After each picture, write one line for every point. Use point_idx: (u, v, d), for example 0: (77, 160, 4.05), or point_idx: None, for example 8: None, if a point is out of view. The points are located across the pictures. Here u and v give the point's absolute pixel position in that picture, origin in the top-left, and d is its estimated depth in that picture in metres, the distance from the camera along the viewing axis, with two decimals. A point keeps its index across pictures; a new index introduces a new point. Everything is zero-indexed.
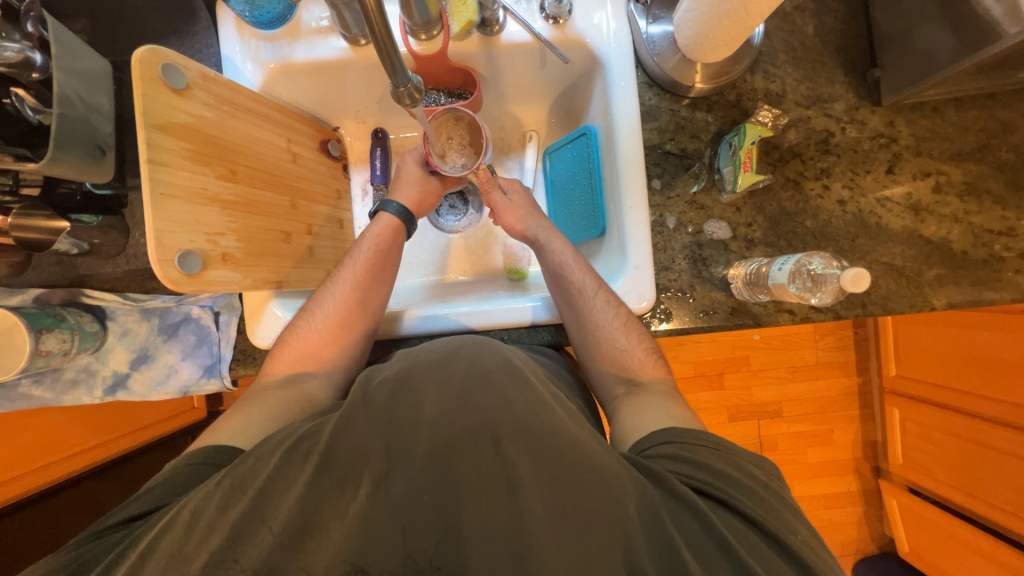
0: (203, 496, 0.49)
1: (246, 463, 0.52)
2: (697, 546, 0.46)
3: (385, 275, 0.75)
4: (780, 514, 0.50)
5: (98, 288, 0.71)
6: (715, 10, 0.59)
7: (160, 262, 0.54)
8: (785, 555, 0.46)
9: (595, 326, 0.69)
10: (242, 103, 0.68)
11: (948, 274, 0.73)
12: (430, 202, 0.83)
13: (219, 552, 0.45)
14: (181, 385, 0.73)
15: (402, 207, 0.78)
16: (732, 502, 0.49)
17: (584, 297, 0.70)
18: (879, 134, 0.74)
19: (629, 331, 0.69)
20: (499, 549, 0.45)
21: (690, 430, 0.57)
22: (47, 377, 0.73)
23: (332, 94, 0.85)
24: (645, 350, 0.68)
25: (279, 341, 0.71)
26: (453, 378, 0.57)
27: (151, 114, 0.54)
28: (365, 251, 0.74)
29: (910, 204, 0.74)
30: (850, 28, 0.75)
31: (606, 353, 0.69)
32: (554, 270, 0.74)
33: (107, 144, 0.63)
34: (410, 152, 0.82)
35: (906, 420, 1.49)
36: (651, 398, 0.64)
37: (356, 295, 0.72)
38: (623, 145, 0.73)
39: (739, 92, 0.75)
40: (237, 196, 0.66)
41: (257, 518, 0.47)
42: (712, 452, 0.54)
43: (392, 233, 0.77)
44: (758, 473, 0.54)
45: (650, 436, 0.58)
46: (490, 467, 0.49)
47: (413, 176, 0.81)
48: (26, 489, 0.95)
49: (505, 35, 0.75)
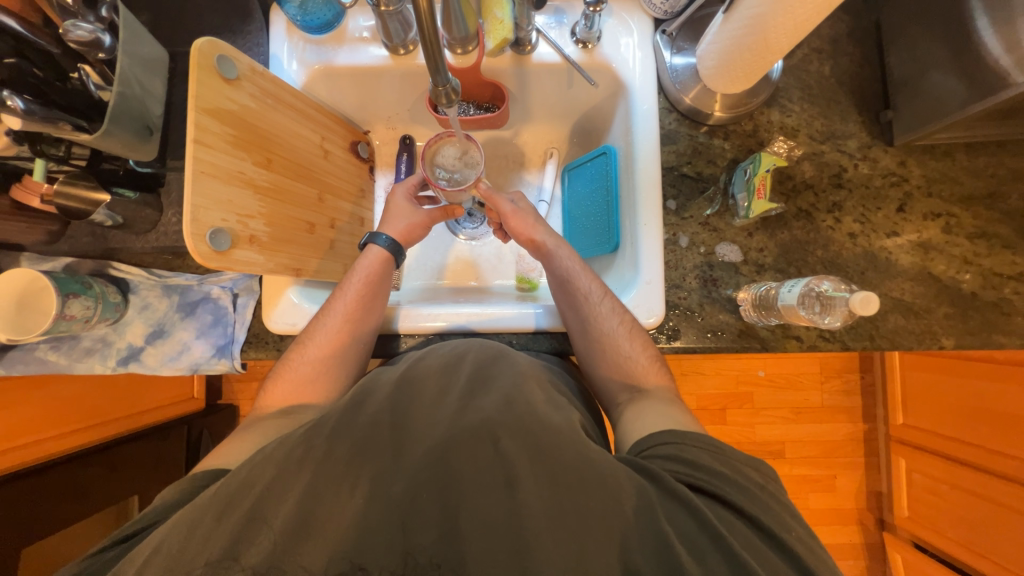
0: (199, 507, 0.46)
1: (241, 472, 0.49)
2: (695, 544, 0.44)
3: (376, 308, 0.73)
4: (784, 515, 0.49)
5: (124, 262, 0.76)
6: (737, 44, 0.63)
7: (193, 236, 0.56)
8: (783, 554, 0.45)
9: (600, 332, 0.70)
10: (284, 98, 0.72)
11: (956, 312, 0.74)
12: (418, 233, 0.82)
13: (222, 551, 0.42)
14: (192, 363, 0.74)
15: (390, 239, 0.78)
16: (729, 500, 0.48)
17: (590, 301, 0.71)
18: (891, 173, 0.77)
19: (633, 337, 0.69)
20: (497, 546, 0.43)
21: (692, 433, 0.56)
22: (64, 343, 0.76)
23: (367, 98, 0.89)
24: (649, 358, 0.68)
25: (273, 375, 0.69)
26: (456, 385, 0.58)
27: (202, 98, 0.58)
28: (355, 284, 0.73)
29: (920, 243, 0.75)
30: (865, 71, 0.79)
31: (611, 360, 0.69)
32: (560, 275, 0.75)
33: (155, 125, 0.67)
34: (398, 187, 0.83)
35: (913, 470, 1.45)
36: (656, 403, 0.63)
37: (348, 328, 0.70)
38: (641, 164, 0.76)
39: (756, 123, 0.78)
40: (269, 182, 0.69)
41: (257, 510, 0.45)
42: (713, 454, 0.53)
43: (381, 266, 0.77)
44: (760, 478, 0.53)
45: (649, 437, 0.57)
46: (490, 465, 0.48)
47: (403, 209, 0.81)
48: (9, 465, 0.92)
49: (536, 56, 0.80)
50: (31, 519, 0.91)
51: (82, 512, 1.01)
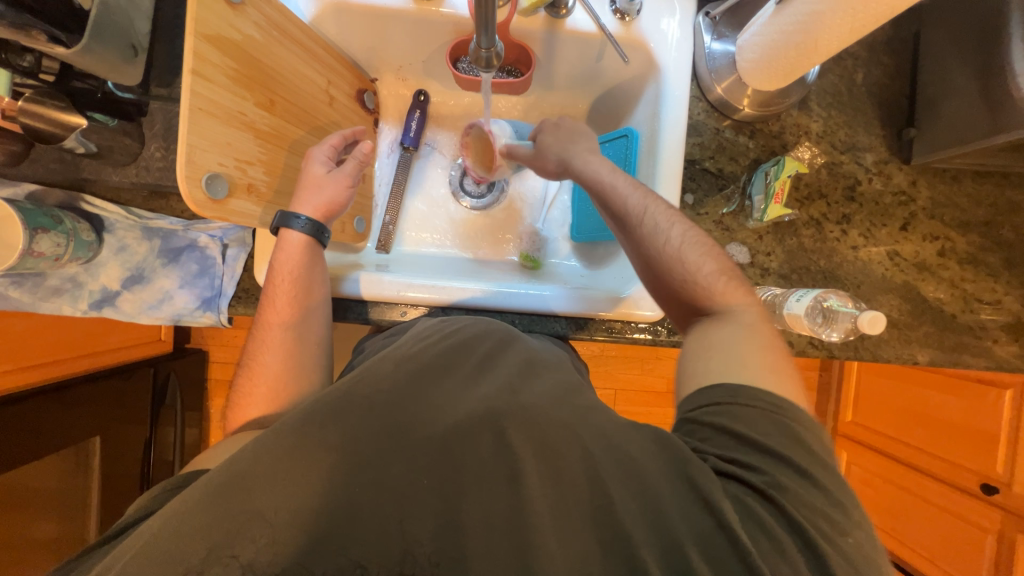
0: (182, 505, 0.40)
1: (229, 465, 0.42)
2: (713, 549, 0.41)
3: (312, 307, 0.67)
4: (831, 507, 0.43)
5: (98, 196, 0.69)
6: (784, 39, 0.60)
7: (187, 180, 0.51)
8: (812, 558, 0.40)
9: (656, 250, 0.61)
10: (291, 32, 0.65)
11: (935, 333, 0.77)
12: (342, 203, 0.68)
13: (209, 552, 0.38)
14: (174, 313, 0.71)
15: (309, 219, 0.65)
16: (768, 492, 0.43)
17: (640, 220, 0.62)
18: (901, 191, 0.78)
19: (693, 253, 0.60)
20: (497, 537, 0.41)
21: (747, 388, 0.49)
22: (28, 280, 0.69)
23: (380, 43, 0.82)
24: (715, 273, 0.60)
25: (230, 406, 0.62)
26: (462, 367, 0.55)
27: (203, 22, 0.51)
28: (281, 286, 0.65)
29: (915, 262, 0.78)
30: (896, 84, 0.78)
31: (672, 279, 0.61)
32: (602, 191, 0.66)
33: (140, 44, 0.58)
34: (315, 150, 0.68)
35: (852, 463, 1.58)
36: (730, 328, 0.56)
37: (290, 336, 0.65)
38: (666, 153, 0.74)
39: (783, 124, 0.77)
40: (270, 127, 0.63)
41: (251, 503, 0.40)
42: (767, 419, 0.47)
43: (304, 253, 0.66)
44: (817, 447, 0.47)
45: (708, 392, 0.51)
46: (494, 456, 0.46)
47: (318, 178, 0.67)
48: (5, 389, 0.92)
49: (571, 21, 0.75)
50: None
51: (38, 451, 0.95)
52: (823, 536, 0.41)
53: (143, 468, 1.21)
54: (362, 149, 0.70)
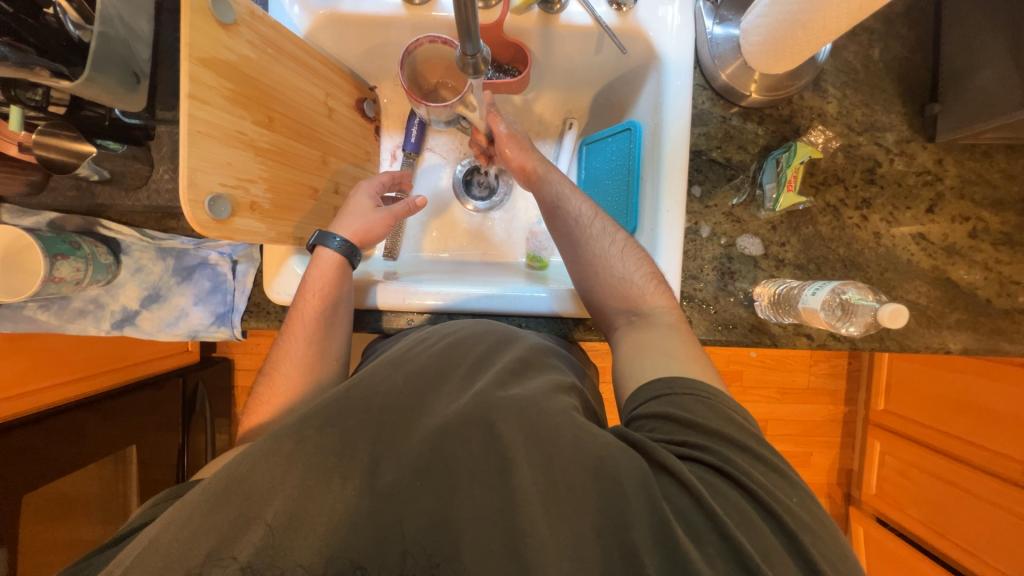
0: (186, 506, 0.43)
1: (228, 467, 0.45)
2: (695, 529, 0.42)
3: (337, 323, 0.67)
4: (779, 478, 0.46)
5: (114, 220, 0.72)
6: (791, 19, 0.56)
7: (190, 203, 0.52)
8: (783, 534, 0.42)
9: (593, 254, 0.67)
10: (286, 48, 0.65)
11: (969, 319, 0.72)
12: (378, 232, 0.73)
13: (210, 552, 0.40)
14: (190, 329, 0.74)
15: (343, 240, 0.69)
16: (724, 469, 0.46)
17: (582, 224, 0.69)
18: (926, 170, 0.73)
19: (627, 257, 0.66)
20: (490, 532, 0.42)
21: (683, 378, 0.53)
22: (54, 303, 0.75)
23: (375, 48, 0.82)
24: (646, 276, 0.64)
25: (247, 410, 0.64)
26: (459, 370, 0.55)
27: (197, 46, 0.51)
28: (310, 300, 0.66)
29: (943, 245, 0.73)
30: (917, 57, 0.74)
31: (605, 284, 0.66)
32: (551, 201, 0.72)
33: (142, 71, 0.60)
34: (364, 186, 0.76)
35: (886, 453, 1.51)
36: (656, 330, 0.60)
37: (313, 349, 0.65)
38: (668, 146, 0.71)
39: (794, 108, 0.74)
40: (271, 144, 0.64)
41: (249, 505, 0.42)
42: (703, 403, 0.50)
43: (336, 271, 0.68)
44: (750, 427, 0.51)
45: (643, 390, 0.54)
46: (484, 451, 0.46)
47: (364, 208, 0.73)
48: (10, 412, 0.89)
49: (565, 15, 0.73)
50: (23, 468, 0.89)
51: (79, 458, 1.00)
52: (786, 511, 0.43)
53: (176, 473, 1.26)
54: (414, 201, 0.75)
